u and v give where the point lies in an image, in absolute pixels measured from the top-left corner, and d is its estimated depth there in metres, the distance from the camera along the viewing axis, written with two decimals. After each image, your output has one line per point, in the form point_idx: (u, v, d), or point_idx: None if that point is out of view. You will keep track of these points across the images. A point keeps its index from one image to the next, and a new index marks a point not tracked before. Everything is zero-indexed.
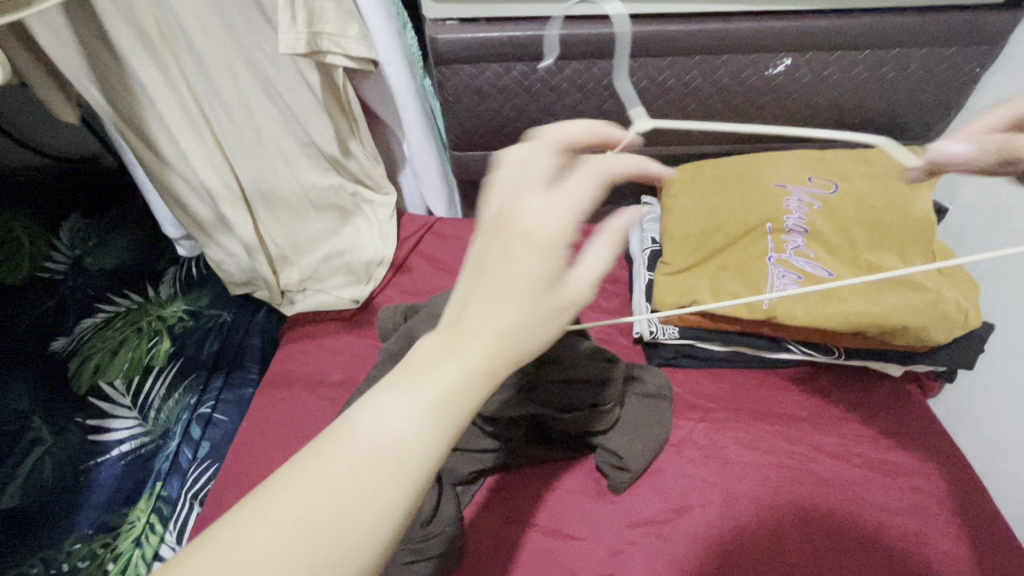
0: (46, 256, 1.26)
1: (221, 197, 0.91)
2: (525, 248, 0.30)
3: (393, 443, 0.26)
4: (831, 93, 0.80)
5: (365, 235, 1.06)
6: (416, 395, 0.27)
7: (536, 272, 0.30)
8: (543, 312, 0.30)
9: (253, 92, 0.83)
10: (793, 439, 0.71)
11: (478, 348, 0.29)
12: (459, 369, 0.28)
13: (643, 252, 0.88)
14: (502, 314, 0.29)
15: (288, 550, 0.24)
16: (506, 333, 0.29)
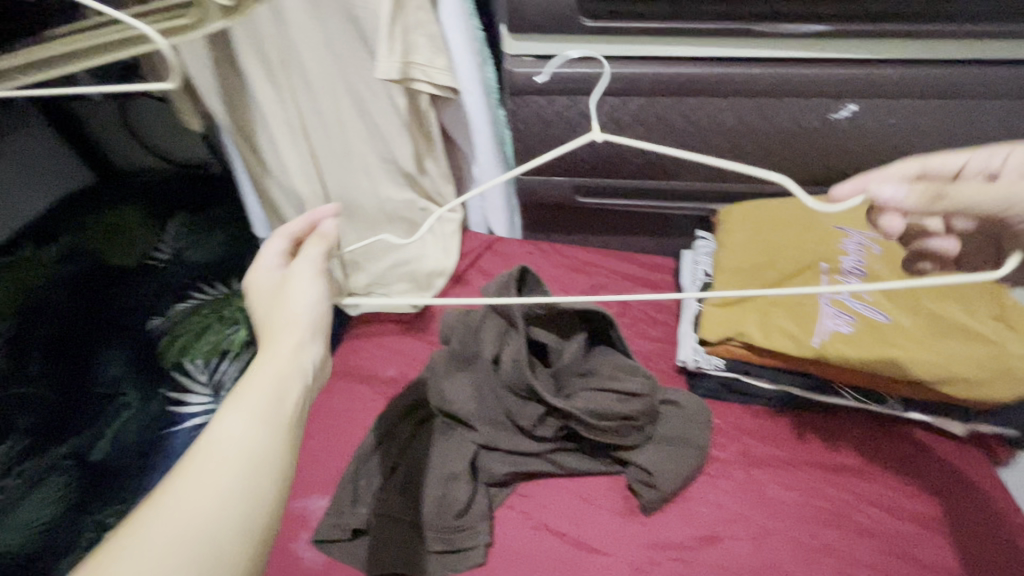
0: (153, 247, 1.43)
1: (311, 204, 1.04)
2: (284, 292, 0.47)
3: (243, 441, 0.36)
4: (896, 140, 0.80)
5: (429, 246, 1.09)
6: (249, 402, 0.39)
7: (297, 296, 0.47)
8: (293, 294, 0.47)
9: (347, 111, 0.94)
10: (838, 486, 0.68)
11: (289, 357, 0.43)
12: (272, 375, 0.41)
13: (694, 284, 0.89)
14: (288, 323, 0.45)
15: (185, 529, 0.31)
16: (294, 317, 0.45)
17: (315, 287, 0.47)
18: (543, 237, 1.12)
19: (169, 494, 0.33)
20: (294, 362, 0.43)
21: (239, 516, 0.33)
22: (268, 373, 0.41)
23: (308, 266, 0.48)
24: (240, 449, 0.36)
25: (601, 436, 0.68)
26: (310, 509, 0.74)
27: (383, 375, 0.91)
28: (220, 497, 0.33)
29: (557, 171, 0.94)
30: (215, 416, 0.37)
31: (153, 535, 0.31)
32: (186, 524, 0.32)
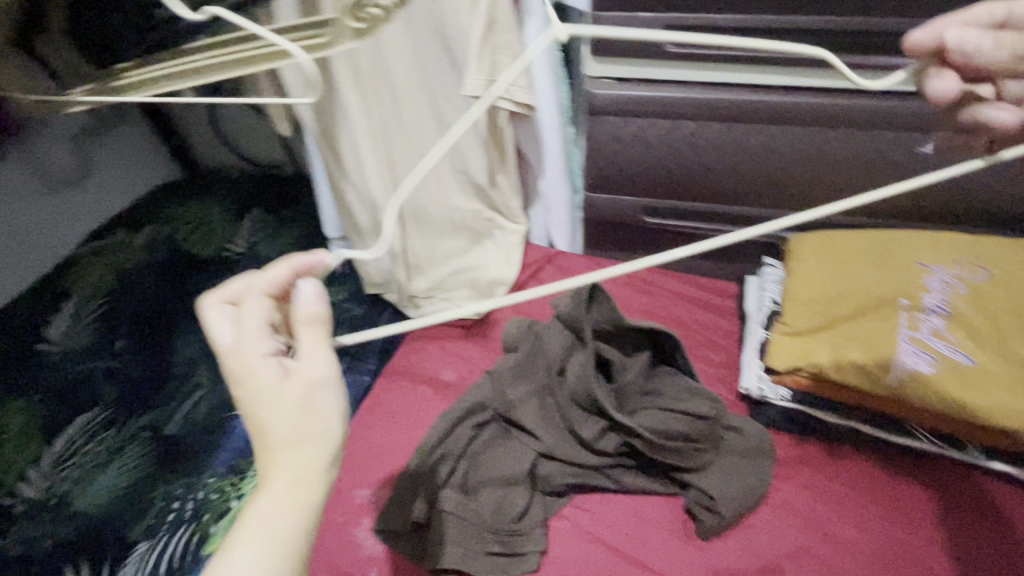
0: (229, 241, 1.52)
1: (384, 211, 1.08)
2: (289, 383, 0.42)
3: None
4: (985, 176, 0.78)
5: (492, 255, 1.14)
6: (260, 538, 0.38)
7: (306, 395, 0.42)
8: (314, 402, 0.43)
9: (428, 124, 1.00)
10: (910, 532, 0.66)
11: (307, 481, 0.41)
12: (290, 505, 0.40)
13: (761, 312, 0.88)
14: (300, 442, 0.41)
15: None
16: (316, 430, 0.42)
17: (335, 393, 0.44)
18: (603, 254, 1.14)
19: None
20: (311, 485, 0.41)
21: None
22: (282, 495, 0.40)
23: (322, 363, 0.44)
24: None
25: (663, 456, 0.68)
26: (371, 500, 0.78)
27: (443, 378, 0.94)
28: None
29: (628, 191, 0.96)
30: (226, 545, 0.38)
31: None
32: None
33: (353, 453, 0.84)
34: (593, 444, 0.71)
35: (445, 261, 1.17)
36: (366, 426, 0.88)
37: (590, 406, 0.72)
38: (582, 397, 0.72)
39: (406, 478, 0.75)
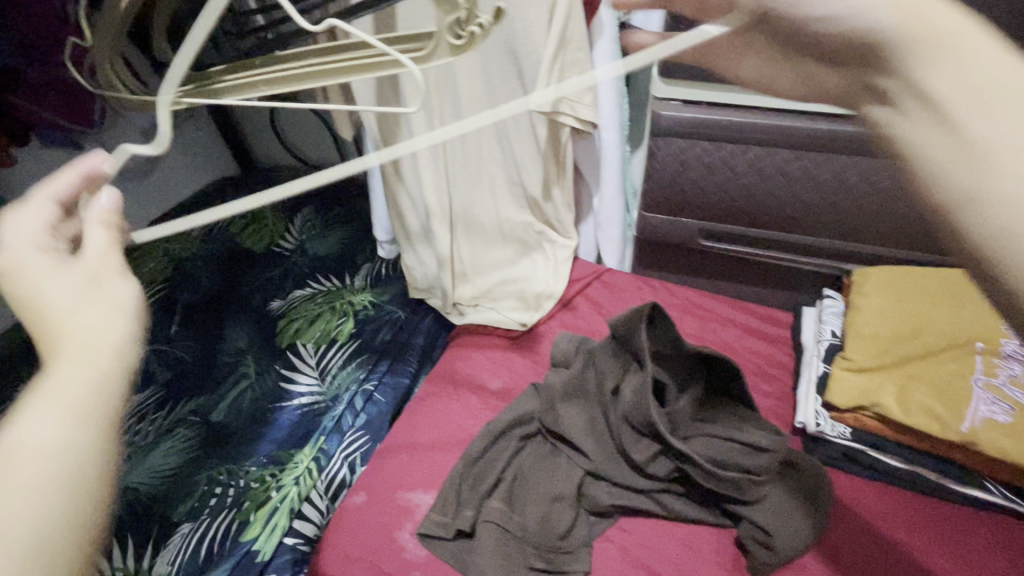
0: (280, 236, 1.63)
1: (436, 217, 1.09)
2: (73, 272, 0.37)
3: (39, 449, 0.29)
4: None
5: (540, 268, 1.15)
6: (55, 402, 0.30)
7: (90, 277, 0.37)
8: (104, 284, 0.37)
9: (488, 137, 1.03)
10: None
11: (96, 349, 0.34)
12: (88, 374, 0.32)
13: (819, 345, 0.85)
14: (86, 314, 0.35)
15: None
16: (113, 305, 0.36)
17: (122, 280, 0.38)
18: (652, 274, 1.14)
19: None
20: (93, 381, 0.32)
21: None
22: (50, 401, 0.30)
23: (112, 255, 0.39)
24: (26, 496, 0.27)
25: (717, 485, 0.66)
26: (413, 503, 0.78)
27: (488, 388, 0.96)
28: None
29: (685, 213, 0.95)
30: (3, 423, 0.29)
31: None
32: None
33: (397, 455, 0.85)
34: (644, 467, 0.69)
35: (492, 270, 1.18)
36: (410, 427, 0.89)
37: (642, 430, 0.70)
38: (635, 420, 0.70)
39: (450, 485, 0.76)
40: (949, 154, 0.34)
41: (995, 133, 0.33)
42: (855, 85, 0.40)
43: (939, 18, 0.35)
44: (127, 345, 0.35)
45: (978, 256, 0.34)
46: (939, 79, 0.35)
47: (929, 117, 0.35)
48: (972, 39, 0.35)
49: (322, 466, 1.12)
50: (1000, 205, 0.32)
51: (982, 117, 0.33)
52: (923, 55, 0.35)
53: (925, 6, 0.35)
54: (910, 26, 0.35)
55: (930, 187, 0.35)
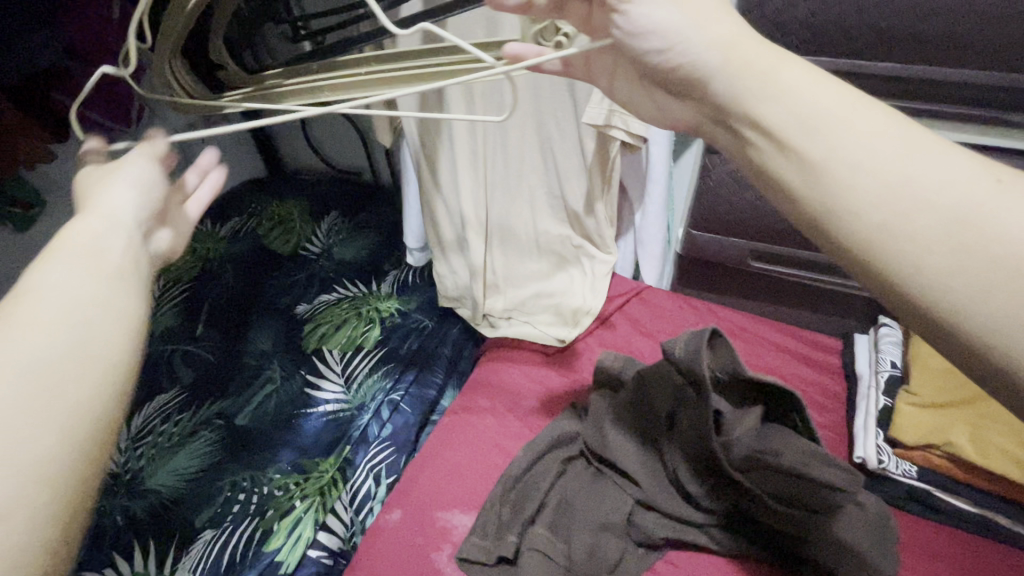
0: (308, 239, 1.62)
1: (472, 226, 1.07)
2: (103, 170, 0.42)
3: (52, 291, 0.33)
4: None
5: (577, 282, 1.12)
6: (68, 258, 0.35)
7: (110, 172, 0.41)
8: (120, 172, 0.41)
9: (531, 148, 1.01)
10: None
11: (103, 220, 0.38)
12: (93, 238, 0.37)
13: (879, 375, 0.82)
14: (104, 194, 0.40)
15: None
16: (122, 186, 0.40)
17: (157, 174, 0.43)
18: (693, 293, 1.12)
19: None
20: (94, 255, 0.36)
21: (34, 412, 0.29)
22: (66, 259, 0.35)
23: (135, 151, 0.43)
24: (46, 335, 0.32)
25: (778, 522, 0.63)
26: (450, 525, 0.76)
27: (525, 405, 0.93)
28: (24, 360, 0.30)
29: (736, 232, 0.93)
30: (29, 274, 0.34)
31: None
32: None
33: (432, 472, 0.83)
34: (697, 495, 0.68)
35: (526, 282, 1.15)
36: (445, 443, 0.87)
37: (697, 459, 0.68)
38: (689, 447, 0.69)
39: (491, 507, 0.73)
40: (807, 169, 0.38)
41: (840, 144, 0.37)
42: (716, 115, 0.44)
43: (753, 58, 0.40)
44: (128, 216, 0.39)
45: (865, 256, 0.36)
46: (772, 104, 0.39)
47: (774, 148, 0.40)
48: (784, 70, 0.40)
49: (347, 477, 1.10)
50: (864, 205, 0.36)
51: (812, 129, 0.38)
52: (759, 80, 0.40)
53: (736, 48, 0.41)
54: (729, 63, 0.41)
55: (811, 214, 0.39)
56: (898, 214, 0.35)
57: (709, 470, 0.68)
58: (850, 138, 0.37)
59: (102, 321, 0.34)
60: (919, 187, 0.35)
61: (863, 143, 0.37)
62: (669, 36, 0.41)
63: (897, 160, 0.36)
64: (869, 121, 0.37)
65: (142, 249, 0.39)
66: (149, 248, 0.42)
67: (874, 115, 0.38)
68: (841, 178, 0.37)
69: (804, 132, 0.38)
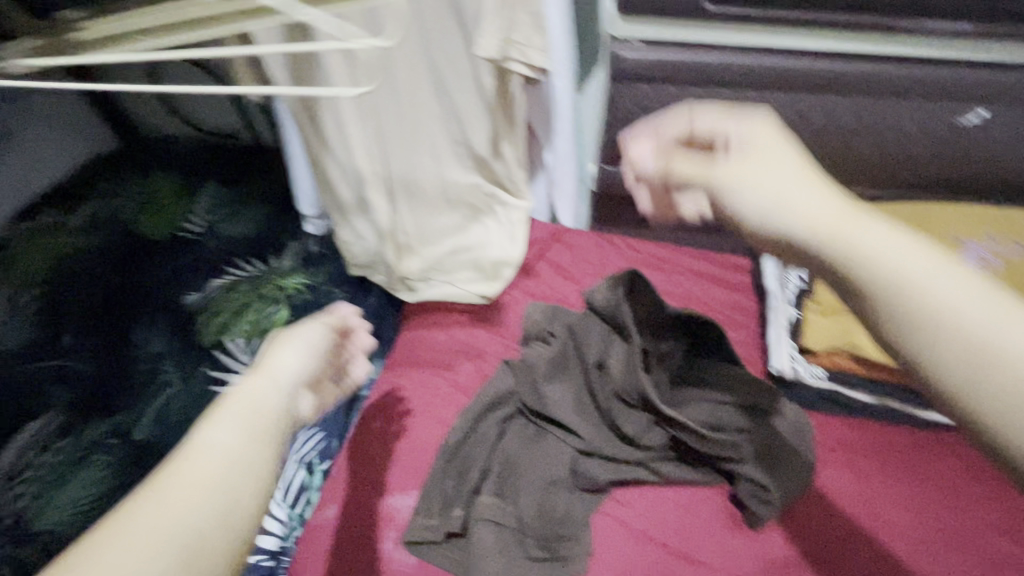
0: (183, 218, 1.33)
1: (370, 184, 0.98)
2: (289, 340, 0.47)
3: (219, 449, 0.34)
4: (1005, 147, 0.83)
5: (493, 233, 1.07)
6: (239, 408, 0.38)
7: (305, 338, 0.48)
8: (298, 338, 0.48)
9: (425, 91, 0.91)
10: (954, 509, 0.67)
11: (281, 386, 0.42)
12: (275, 390, 0.41)
13: (786, 288, 0.86)
14: (287, 360, 0.44)
15: (163, 540, 0.30)
16: (307, 353, 0.46)
17: (322, 340, 0.49)
18: (609, 230, 1.11)
19: (144, 504, 0.31)
20: (267, 398, 0.40)
21: (217, 515, 0.32)
22: (247, 411, 0.38)
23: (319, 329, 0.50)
24: (206, 474, 0.33)
25: (712, 445, 0.66)
26: (395, 510, 0.72)
27: (455, 369, 0.88)
28: (215, 490, 0.32)
29: None
30: (206, 421, 0.36)
31: (125, 543, 0.29)
32: (171, 512, 0.31)
33: (368, 456, 0.77)
34: (630, 428, 0.70)
35: (441, 238, 1.08)
36: (376, 425, 0.81)
37: (623, 394, 0.71)
38: (620, 387, 0.71)
39: (432, 484, 0.70)
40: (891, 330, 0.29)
41: (984, 348, 0.26)
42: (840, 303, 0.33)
43: (831, 208, 0.33)
44: (296, 387, 0.43)
45: None
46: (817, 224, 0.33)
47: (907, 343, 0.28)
48: (870, 232, 0.31)
49: None
50: None
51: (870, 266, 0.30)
52: (836, 244, 0.31)
53: (819, 213, 0.33)
54: (821, 234, 0.32)
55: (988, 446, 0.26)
56: (1010, 388, 0.25)
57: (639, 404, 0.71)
58: (989, 332, 0.26)
59: (258, 465, 0.35)
60: (1005, 345, 0.25)
61: (934, 285, 0.28)
62: (753, 210, 0.36)
63: (985, 317, 0.26)
64: (954, 271, 0.28)
65: (293, 412, 0.41)
66: (303, 409, 0.44)
67: (1015, 305, 0.26)
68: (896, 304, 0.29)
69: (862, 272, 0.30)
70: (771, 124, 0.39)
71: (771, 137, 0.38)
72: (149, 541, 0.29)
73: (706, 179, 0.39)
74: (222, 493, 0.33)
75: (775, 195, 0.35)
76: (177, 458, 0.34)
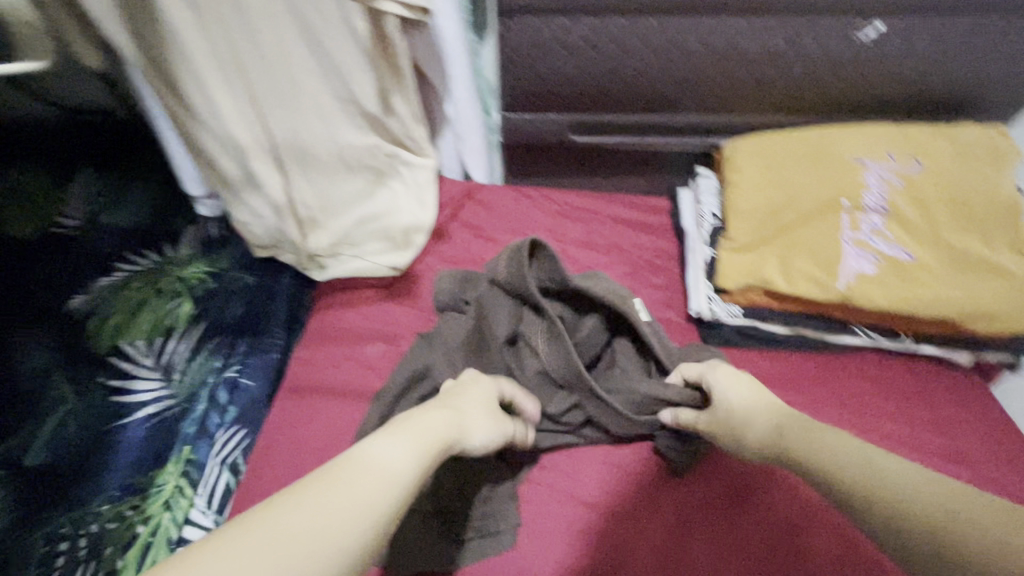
0: (59, 212, 1.19)
1: (253, 155, 0.87)
2: (468, 403, 0.59)
3: (398, 465, 0.44)
4: (923, 62, 0.79)
5: (402, 197, 0.97)
6: (420, 440, 0.48)
7: (481, 413, 0.59)
8: (478, 408, 0.59)
9: (292, 41, 0.77)
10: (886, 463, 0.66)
11: (449, 442, 0.51)
12: (443, 443, 0.50)
13: (703, 228, 0.84)
14: (463, 423, 0.55)
15: (356, 503, 0.39)
16: (476, 426, 0.57)
17: (496, 421, 0.60)
18: (527, 181, 1.05)
19: (351, 471, 0.41)
20: (437, 441, 0.50)
21: (369, 531, 0.38)
22: (422, 445, 0.48)
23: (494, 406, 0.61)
24: (387, 476, 0.42)
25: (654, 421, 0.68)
26: None
27: (371, 346, 0.86)
28: (390, 493, 0.41)
29: (547, 103, 0.88)
30: (396, 437, 0.47)
31: (333, 493, 0.39)
32: (347, 502, 0.38)
33: (277, 450, 0.76)
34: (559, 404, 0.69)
35: (347, 208, 0.98)
36: (288, 421, 0.78)
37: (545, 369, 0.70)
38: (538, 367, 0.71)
39: None
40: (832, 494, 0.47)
41: (884, 480, 0.43)
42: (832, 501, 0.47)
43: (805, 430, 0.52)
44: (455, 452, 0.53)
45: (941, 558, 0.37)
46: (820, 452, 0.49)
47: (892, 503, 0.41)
48: (802, 433, 0.52)
49: (194, 480, 0.90)
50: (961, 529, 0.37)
51: (810, 454, 0.49)
52: (790, 442, 0.51)
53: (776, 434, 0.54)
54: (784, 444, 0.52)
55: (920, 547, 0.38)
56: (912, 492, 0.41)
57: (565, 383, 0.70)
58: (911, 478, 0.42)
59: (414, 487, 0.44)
60: (880, 477, 0.43)
61: (849, 460, 0.46)
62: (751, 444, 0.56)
63: (905, 468, 0.43)
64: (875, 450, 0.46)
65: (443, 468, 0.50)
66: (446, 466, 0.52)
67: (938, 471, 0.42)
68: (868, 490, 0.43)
69: (816, 463, 0.48)
70: (738, 374, 0.64)
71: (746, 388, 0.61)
72: (354, 500, 0.39)
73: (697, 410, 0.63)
74: (390, 492, 0.41)
75: (736, 427, 0.58)
76: (351, 456, 0.43)
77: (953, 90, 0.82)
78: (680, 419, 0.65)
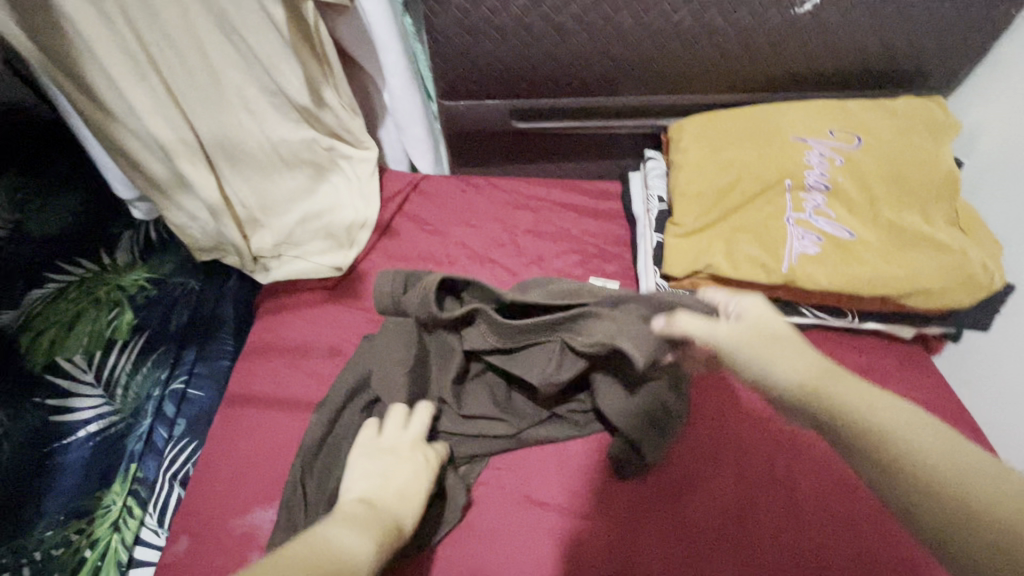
0: None
1: (177, 154, 0.77)
2: (407, 465, 0.58)
3: (349, 551, 0.42)
4: (858, 37, 0.78)
5: (344, 193, 0.94)
6: (361, 529, 0.46)
7: (419, 470, 0.59)
8: (413, 470, 0.58)
9: (208, 31, 0.71)
10: (814, 455, 0.71)
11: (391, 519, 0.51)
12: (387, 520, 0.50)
13: (649, 213, 0.82)
14: (398, 491, 0.55)
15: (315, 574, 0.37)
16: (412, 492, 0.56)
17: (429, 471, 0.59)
18: (476, 170, 1.02)
19: (302, 548, 0.40)
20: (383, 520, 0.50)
21: None
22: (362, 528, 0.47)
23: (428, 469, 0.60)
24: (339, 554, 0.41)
25: (651, 341, 0.58)
26: (255, 527, 0.67)
27: (318, 353, 0.83)
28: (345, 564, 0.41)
29: (487, 92, 0.85)
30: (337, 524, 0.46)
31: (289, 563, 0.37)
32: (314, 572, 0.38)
33: (220, 469, 0.72)
34: (538, 373, 0.66)
35: (290, 206, 0.91)
36: (232, 438, 0.75)
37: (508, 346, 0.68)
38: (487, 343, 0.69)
39: (292, 492, 0.64)
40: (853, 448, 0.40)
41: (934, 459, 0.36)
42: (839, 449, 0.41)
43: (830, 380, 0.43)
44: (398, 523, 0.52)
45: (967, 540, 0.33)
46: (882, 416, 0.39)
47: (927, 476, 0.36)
48: (834, 384, 0.43)
49: (144, 497, 0.86)
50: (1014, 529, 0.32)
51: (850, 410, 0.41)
52: (826, 394, 0.42)
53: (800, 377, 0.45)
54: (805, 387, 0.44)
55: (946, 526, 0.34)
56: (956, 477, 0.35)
57: (542, 341, 0.67)
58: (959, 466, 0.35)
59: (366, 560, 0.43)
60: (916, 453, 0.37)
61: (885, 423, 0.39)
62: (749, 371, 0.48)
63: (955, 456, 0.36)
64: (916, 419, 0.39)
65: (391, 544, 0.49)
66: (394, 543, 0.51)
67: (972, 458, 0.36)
68: (950, 491, 0.35)
69: (846, 415, 0.41)
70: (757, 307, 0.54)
71: (767, 318, 0.52)
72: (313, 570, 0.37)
73: (709, 332, 0.52)
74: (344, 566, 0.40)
75: (766, 358, 0.47)
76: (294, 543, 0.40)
77: (889, 64, 0.82)
78: (678, 326, 0.54)
